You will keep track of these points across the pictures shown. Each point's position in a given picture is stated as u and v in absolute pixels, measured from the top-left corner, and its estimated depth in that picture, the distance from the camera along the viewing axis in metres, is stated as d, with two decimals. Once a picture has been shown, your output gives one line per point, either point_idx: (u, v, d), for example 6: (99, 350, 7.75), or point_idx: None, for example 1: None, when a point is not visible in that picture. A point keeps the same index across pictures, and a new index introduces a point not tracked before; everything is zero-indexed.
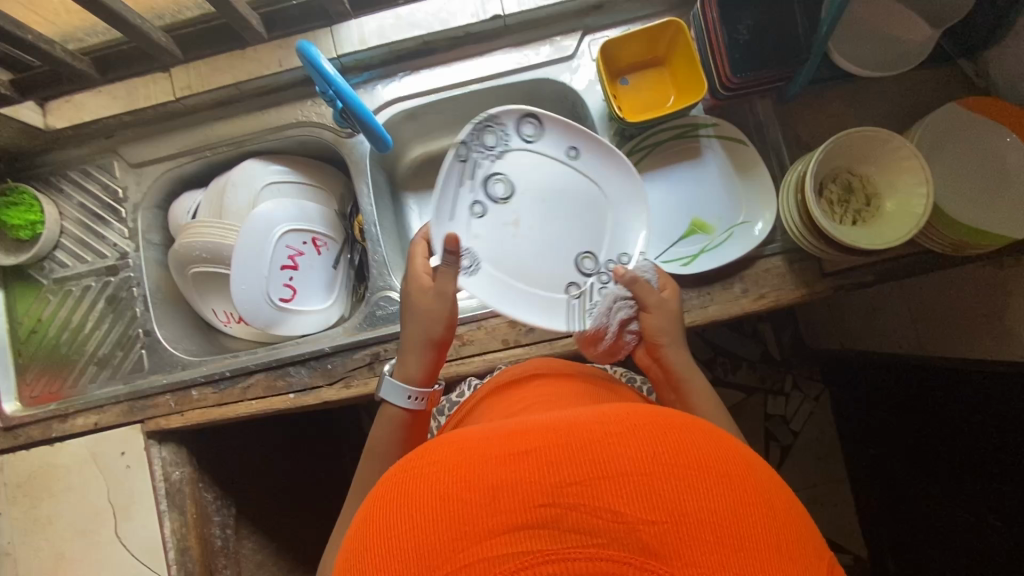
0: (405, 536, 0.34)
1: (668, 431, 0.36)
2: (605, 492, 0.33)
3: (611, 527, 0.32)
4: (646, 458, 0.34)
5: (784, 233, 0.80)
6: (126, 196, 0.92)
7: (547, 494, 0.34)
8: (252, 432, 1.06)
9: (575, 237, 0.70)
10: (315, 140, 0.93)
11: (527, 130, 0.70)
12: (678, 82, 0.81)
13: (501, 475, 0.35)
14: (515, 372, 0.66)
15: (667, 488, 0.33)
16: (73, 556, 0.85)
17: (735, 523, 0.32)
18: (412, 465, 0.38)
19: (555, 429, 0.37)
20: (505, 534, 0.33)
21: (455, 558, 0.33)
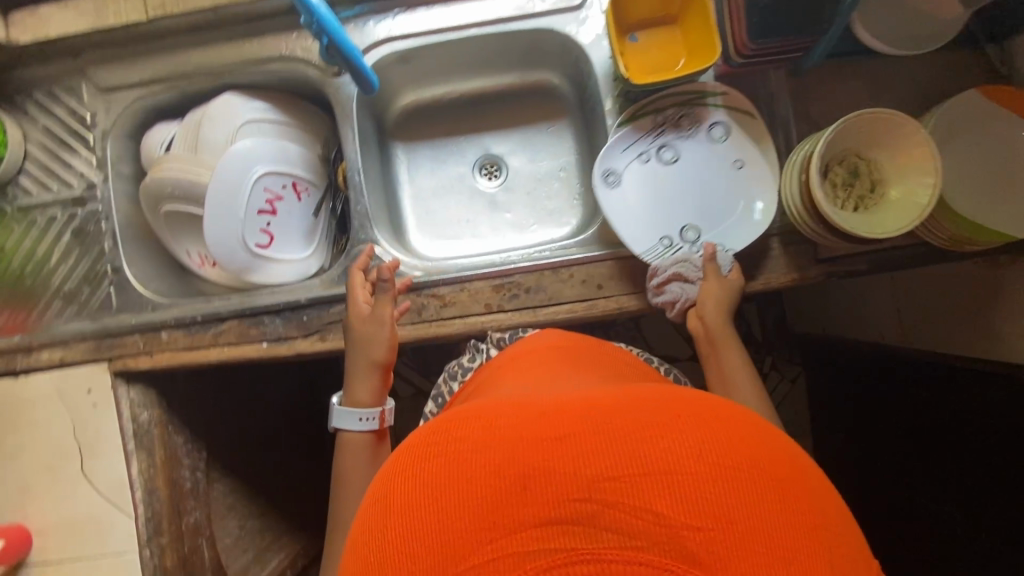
0: (433, 522, 0.34)
1: (711, 431, 0.35)
2: (644, 492, 0.33)
3: (650, 529, 0.32)
4: (688, 459, 0.34)
5: (783, 215, 0.77)
6: (95, 123, 0.86)
7: (582, 489, 0.33)
8: (226, 378, 1.05)
9: (690, 212, 0.79)
10: (298, 76, 0.86)
11: (715, 132, 0.78)
12: (690, 44, 0.75)
13: (535, 465, 0.34)
14: (507, 357, 0.67)
15: (709, 492, 0.32)
16: (40, 488, 0.85)
17: (780, 534, 0.31)
18: (440, 445, 0.38)
19: (594, 422, 0.36)
20: (538, 528, 0.32)
21: (484, 549, 0.32)
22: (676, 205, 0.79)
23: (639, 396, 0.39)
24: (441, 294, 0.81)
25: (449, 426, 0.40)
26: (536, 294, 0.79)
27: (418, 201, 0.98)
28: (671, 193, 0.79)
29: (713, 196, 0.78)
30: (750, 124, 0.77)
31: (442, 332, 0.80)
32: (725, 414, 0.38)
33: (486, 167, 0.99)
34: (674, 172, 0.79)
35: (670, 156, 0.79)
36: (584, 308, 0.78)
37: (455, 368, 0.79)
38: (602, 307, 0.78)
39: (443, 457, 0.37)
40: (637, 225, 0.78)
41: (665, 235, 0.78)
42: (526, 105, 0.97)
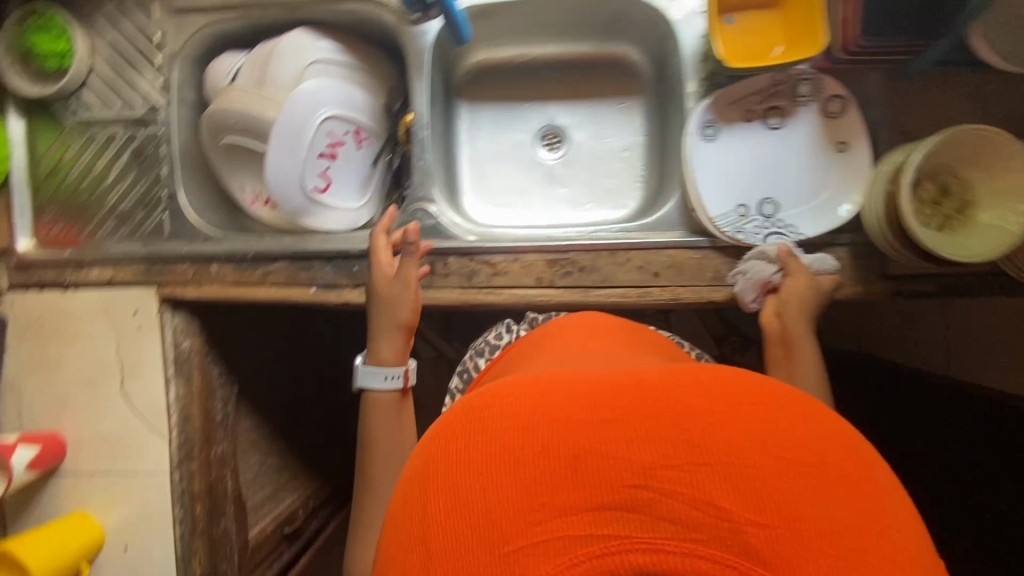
0: (475, 497, 0.33)
1: (776, 424, 0.33)
2: (704, 484, 0.30)
3: (711, 522, 0.29)
4: (752, 452, 0.31)
5: (857, 226, 0.74)
6: (163, 44, 0.84)
7: (637, 475, 0.31)
8: (262, 318, 1.05)
9: (773, 185, 0.75)
10: (372, 20, 0.83)
11: (830, 107, 0.74)
12: (790, 33, 0.71)
13: (585, 445, 0.32)
14: (543, 333, 0.68)
15: (777, 489, 0.30)
16: (77, 401, 0.86)
17: (852, 537, 0.29)
18: (481, 418, 0.36)
19: (646, 404, 0.34)
20: (587, 513, 0.31)
21: (530, 530, 0.31)
22: (751, 198, 0.75)
23: (694, 379, 0.37)
24: (493, 262, 0.79)
25: (489, 400, 0.38)
26: (590, 275, 0.78)
27: (474, 164, 0.95)
28: (762, 162, 0.75)
29: (805, 172, 0.75)
30: (846, 120, 0.73)
31: (490, 300, 0.79)
32: (785, 403, 0.36)
33: (547, 138, 0.96)
34: (774, 141, 0.75)
35: (776, 123, 0.75)
36: (638, 295, 0.77)
37: (481, 344, 0.84)
38: (656, 296, 0.76)
39: (485, 431, 0.35)
40: (716, 187, 0.75)
41: (741, 202, 0.75)
42: (596, 78, 0.93)
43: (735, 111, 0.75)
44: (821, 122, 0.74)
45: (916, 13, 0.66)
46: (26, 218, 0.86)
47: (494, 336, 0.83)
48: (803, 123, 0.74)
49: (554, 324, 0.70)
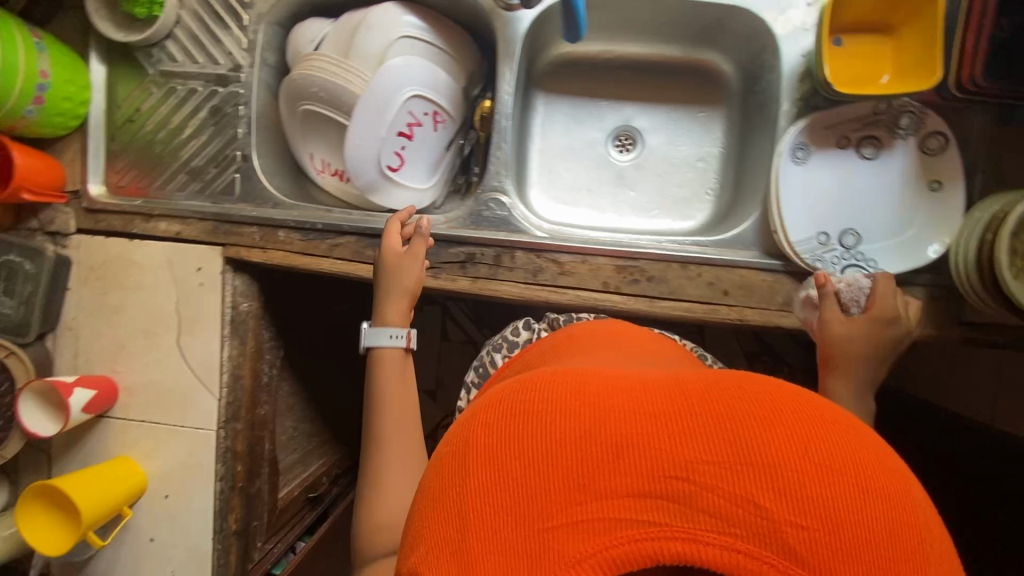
0: (516, 473, 0.33)
1: (823, 428, 0.32)
2: (745, 482, 0.31)
3: (749, 518, 0.30)
4: (797, 455, 0.31)
5: (937, 267, 0.73)
6: (252, 3, 0.83)
7: (679, 469, 0.32)
8: (312, 287, 1.06)
9: (857, 216, 0.74)
10: (465, 1, 0.82)
11: (929, 144, 0.71)
12: (900, 60, 0.69)
13: (628, 434, 0.33)
14: (561, 338, 0.68)
15: (820, 494, 0.30)
16: (133, 350, 0.87)
17: (893, 545, 0.29)
18: (522, 396, 0.36)
19: (689, 400, 0.34)
20: (626, 498, 0.32)
21: (571, 509, 0.32)
22: (833, 227, 0.74)
23: (736, 377, 0.37)
24: (561, 261, 0.79)
25: (528, 380, 0.38)
26: (659, 285, 0.77)
27: (543, 158, 0.94)
28: (849, 192, 0.74)
29: (892, 208, 0.73)
30: (946, 158, 0.71)
31: (554, 300, 0.78)
32: (828, 404, 0.35)
33: (620, 139, 0.94)
34: (864, 171, 0.73)
35: (870, 155, 0.73)
36: (704, 311, 0.76)
37: (498, 339, 0.83)
38: (723, 314, 0.75)
39: (526, 409, 0.35)
40: (799, 213, 0.74)
41: (822, 230, 0.74)
42: (678, 83, 0.91)
43: (829, 138, 0.73)
44: (916, 159, 0.72)
45: None
46: (99, 162, 0.86)
47: (513, 331, 0.82)
48: (897, 158, 0.72)
49: (580, 325, 0.70)
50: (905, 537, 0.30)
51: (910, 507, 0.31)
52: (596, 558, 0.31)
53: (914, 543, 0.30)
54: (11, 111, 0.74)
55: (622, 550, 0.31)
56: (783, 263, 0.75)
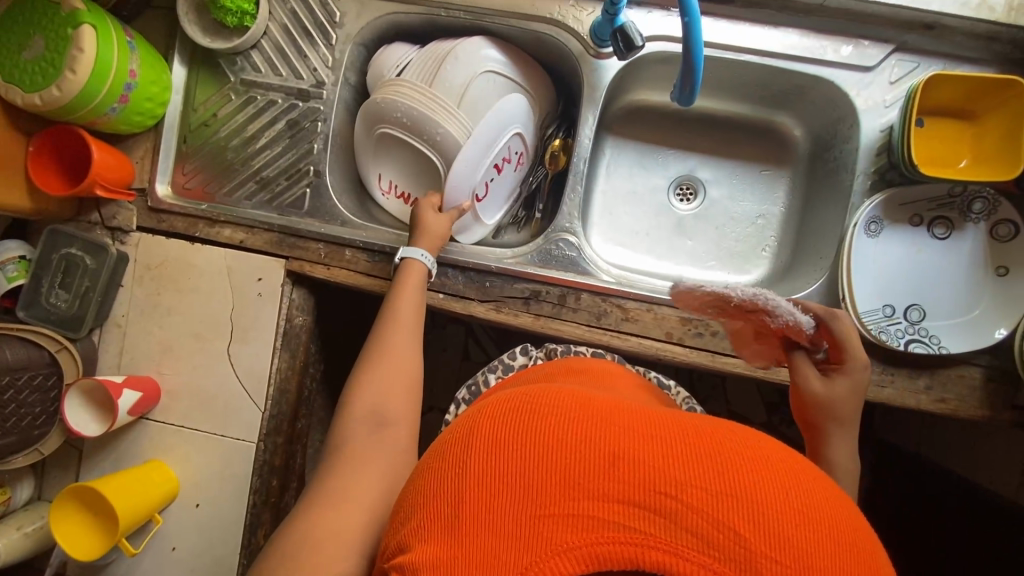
0: (519, 464, 0.35)
1: (800, 482, 0.35)
2: (729, 510, 0.32)
3: (728, 545, 0.32)
4: (777, 498, 0.33)
5: (996, 350, 0.74)
6: (342, 23, 0.84)
7: (670, 486, 0.33)
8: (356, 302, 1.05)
9: (921, 291, 0.75)
10: (554, 44, 0.83)
11: (999, 231, 0.73)
12: (980, 148, 0.71)
13: (627, 449, 0.35)
14: (558, 367, 0.66)
15: (795, 536, 0.32)
16: (181, 353, 0.86)
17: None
18: (536, 403, 0.39)
19: (686, 430, 0.37)
20: (617, 503, 0.33)
21: (563, 505, 0.34)
22: (898, 300, 0.75)
23: (730, 426, 0.40)
24: (626, 307, 0.79)
25: (542, 392, 0.41)
26: (721, 341, 0.77)
27: (604, 199, 0.95)
28: (915, 269, 0.76)
29: (957, 288, 0.74)
30: (1016, 246, 0.73)
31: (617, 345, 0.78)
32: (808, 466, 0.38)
33: (681, 188, 0.95)
34: (932, 250, 0.75)
35: (940, 235, 0.75)
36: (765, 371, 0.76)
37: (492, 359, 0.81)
38: (784, 376, 0.76)
39: (539, 413, 0.38)
40: (866, 284, 0.75)
41: (888, 303, 0.75)
42: (744, 140, 0.93)
43: (900, 215, 0.75)
44: (985, 243, 0.74)
45: None
46: (168, 163, 0.86)
47: (510, 354, 0.81)
48: (966, 241, 0.74)
49: (614, 364, 0.71)
50: None
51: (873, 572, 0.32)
52: (577, 553, 0.32)
53: None
54: (98, 106, 0.74)
55: (602, 550, 0.32)
56: None
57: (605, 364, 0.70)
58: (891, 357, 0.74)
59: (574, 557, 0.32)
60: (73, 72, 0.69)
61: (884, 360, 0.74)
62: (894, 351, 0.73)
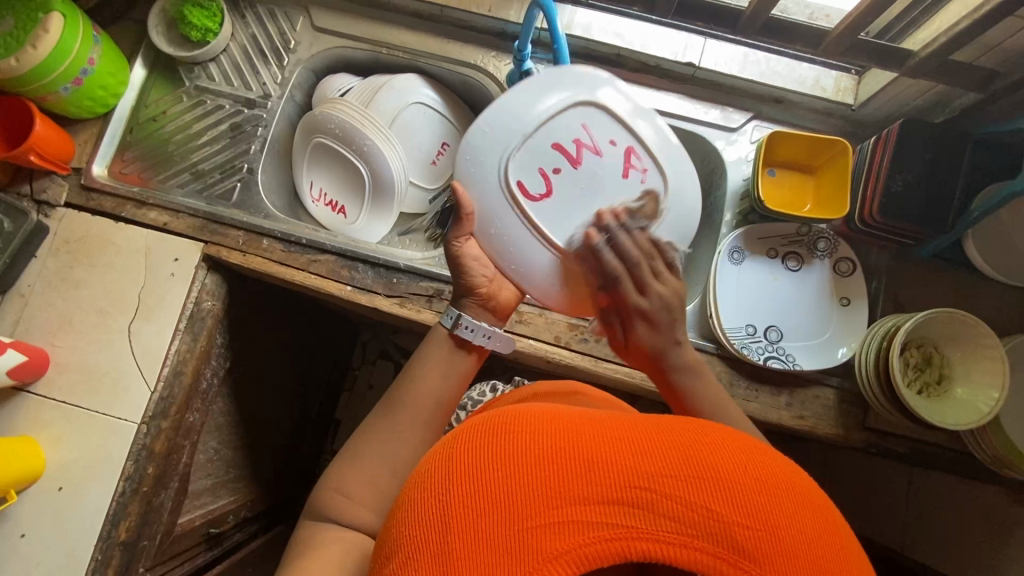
0: (496, 482, 0.33)
1: (751, 446, 0.36)
2: (700, 493, 0.32)
3: (703, 520, 0.32)
4: (739, 468, 0.33)
5: (846, 373, 0.82)
6: (295, 49, 0.96)
7: (644, 478, 0.32)
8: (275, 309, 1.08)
9: (777, 314, 0.85)
10: (477, 87, 0.95)
11: (842, 266, 0.84)
12: (819, 196, 0.85)
13: (598, 450, 0.33)
14: (531, 390, 0.67)
15: (758, 501, 0.32)
16: (79, 327, 0.86)
17: (810, 543, 0.32)
18: (502, 422, 0.36)
19: (649, 425, 0.36)
20: (596, 504, 0.32)
21: (546, 513, 0.32)
22: (757, 321, 0.84)
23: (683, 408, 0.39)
24: (520, 310, 0.85)
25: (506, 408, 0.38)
26: (604, 347, 0.83)
27: None
28: (773, 296, 0.86)
29: (806, 315, 0.84)
30: (853, 280, 0.84)
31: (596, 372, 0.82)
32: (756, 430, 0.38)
33: None
34: (786, 281, 0.86)
35: (793, 268, 0.86)
36: (642, 378, 0.82)
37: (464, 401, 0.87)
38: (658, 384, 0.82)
39: (506, 431, 0.35)
40: (731, 306, 0.84)
41: (749, 323, 0.84)
42: None
43: (762, 252, 0.87)
44: (833, 277, 0.85)
45: (929, 207, 0.76)
46: (109, 149, 0.92)
47: (478, 392, 0.86)
48: (814, 274, 0.85)
49: (582, 384, 0.71)
50: (825, 537, 0.33)
51: (823, 513, 0.34)
52: (569, 557, 0.31)
53: (830, 541, 0.33)
54: (51, 83, 0.81)
55: (594, 550, 0.32)
56: (716, 346, 0.83)
57: (569, 385, 0.69)
58: (754, 374, 0.81)
59: (568, 561, 0.31)
60: (35, 48, 0.77)
61: (747, 375, 0.81)
62: (754, 365, 0.80)
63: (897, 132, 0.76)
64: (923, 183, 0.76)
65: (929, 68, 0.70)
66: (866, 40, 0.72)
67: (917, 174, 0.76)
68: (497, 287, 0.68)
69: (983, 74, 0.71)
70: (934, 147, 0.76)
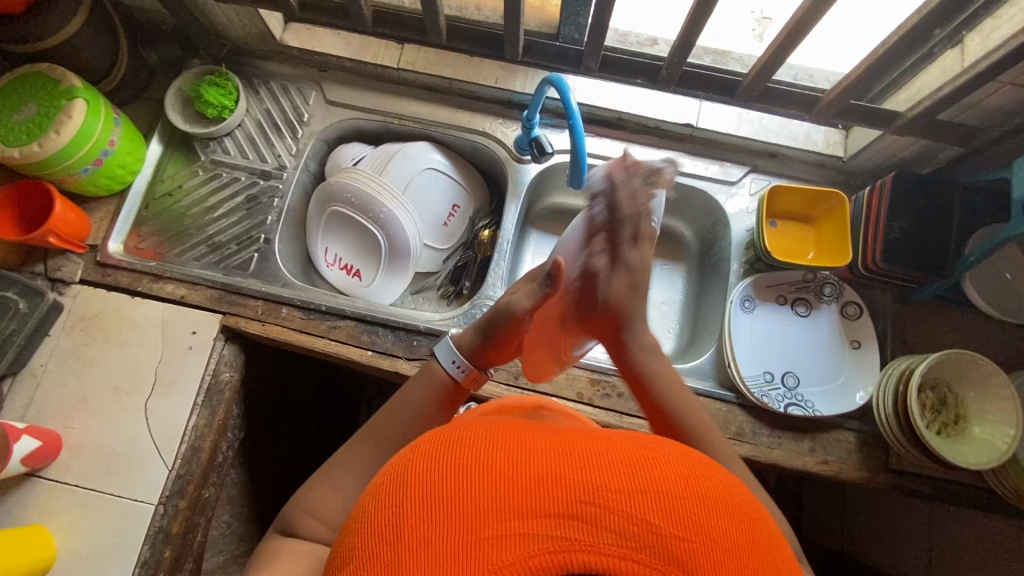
0: (444, 495, 0.32)
1: (695, 467, 0.34)
2: (642, 504, 0.30)
3: (644, 534, 0.29)
4: (682, 483, 0.32)
5: (864, 416, 0.84)
6: (308, 122, 0.99)
7: (587, 492, 0.31)
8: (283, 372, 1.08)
9: (791, 360, 0.87)
10: (486, 152, 0.99)
11: (848, 310, 0.87)
12: (821, 245, 0.89)
13: (546, 464, 0.32)
14: (496, 406, 0.65)
15: (698, 516, 0.31)
16: (94, 406, 0.84)
17: (749, 560, 0.30)
18: (462, 438, 0.35)
19: (594, 442, 0.35)
20: (537, 517, 0.30)
21: (492, 526, 0.30)
22: (772, 368, 0.86)
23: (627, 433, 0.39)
24: None
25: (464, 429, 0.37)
26: (627, 401, 0.84)
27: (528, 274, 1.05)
28: (785, 342, 0.88)
29: (819, 359, 0.87)
30: (862, 324, 0.87)
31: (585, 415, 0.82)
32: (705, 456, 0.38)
33: None
34: (796, 327, 0.89)
35: (803, 313, 0.89)
36: None
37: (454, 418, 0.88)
38: None
39: (462, 448, 0.34)
40: (745, 354, 0.86)
41: (766, 370, 0.86)
42: None
43: (772, 300, 0.89)
44: (841, 321, 0.87)
45: (930, 254, 0.80)
46: (126, 225, 0.93)
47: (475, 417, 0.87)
48: (823, 320, 0.88)
49: (558, 406, 0.71)
50: (764, 558, 0.31)
51: (762, 531, 0.33)
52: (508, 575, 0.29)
53: (769, 561, 0.31)
54: (72, 166, 0.83)
55: (533, 568, 0.29)
56: (736, 395, 0.84)
57: (535, 402, 0.70)
58: (776, 421, 0.82)
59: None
60: (58, 133, 0.79)
61: (769, 422, 0.82)
62: (775, 412, 0.82)
63: (891, 182, 0.81)
64: (919, 231, 0.80)
65: (917, 126, 0.75)
66: (857, 104, 0.77)
67: (911, 222, 0.80)
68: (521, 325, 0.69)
69: (965, 130, 0.76)
70: (927, 196, 0.80)
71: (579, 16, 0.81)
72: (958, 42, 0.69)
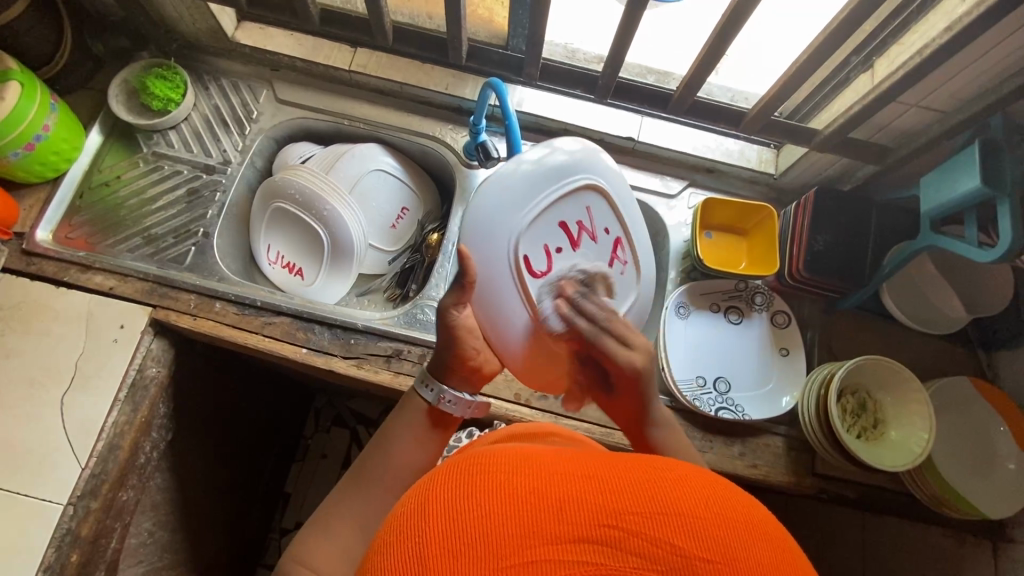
0: (468, 524, 0.30)
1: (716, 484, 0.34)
2: (668, 526, 0.30)
3: (668, 558, 0.29)
4: (702, 503, 0.31)
5: (792, 421, 0.86)
6: (257, 119, 0.99)
7: (610, 515, 0.30)
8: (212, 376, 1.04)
9: (723, 366, 0.89)
10: (436, 156, 1.00)
11: (777, 319, 0.91)
12: (752, 255, 0.92)
13: (570, 489, 0.32)
14: (505, 433, 0.59)
15: (721, 535, 0.30)
16: (4, 398, 0.80)
17: None
18: (476, 463, 0.34)
19: (618, 464, 0.34)
20: (568, 543, 0.30)
21: (518, 552, 0.29)
22: (704, 372, 0.89)
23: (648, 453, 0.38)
24: None
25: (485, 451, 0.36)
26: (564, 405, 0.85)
27: None
28: (718, 350, 0.90)
29: (749, 366, 0.89)
30: (789, 332, 0.90)
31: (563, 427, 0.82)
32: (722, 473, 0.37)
33: None
34: (728, 334, 0.91)
35: (735, 321, 0.92)
36: (602, 434, 0.84)
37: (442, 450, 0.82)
38: (618, 439, 0.84)
39: (479, 472, 0.33)
40: (680, 360, 0.88)
41: (698, 375, 0.88)
42: None
43: (705, 308, 0.92)
44: (770, 329, 0.91)
45: (848, 265, 0.84)
46: (57, 213, 0.90)
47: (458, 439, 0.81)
48: (754, 327, 0.91)
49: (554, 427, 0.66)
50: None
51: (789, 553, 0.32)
52: None
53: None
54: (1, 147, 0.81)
55: None
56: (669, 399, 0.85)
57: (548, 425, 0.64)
58: (707, 424, 0.84)
59: None
60: None
61: (701, 426, 0.84)
62: (705, 415, 0.83)
63: (813, 198, 0.85)
64: (839, 243, 0.84)
65: (834, 143, 0.80)
66: (778, 121, 0.83)
67: (832, 235, 0.84)
68: (484, 359, 0.62)
69: (879, 149, 0.82)
70: (847, 211, 0.85)
71: (523, 26, 0.85)
72: (869, 66, 0.74)
